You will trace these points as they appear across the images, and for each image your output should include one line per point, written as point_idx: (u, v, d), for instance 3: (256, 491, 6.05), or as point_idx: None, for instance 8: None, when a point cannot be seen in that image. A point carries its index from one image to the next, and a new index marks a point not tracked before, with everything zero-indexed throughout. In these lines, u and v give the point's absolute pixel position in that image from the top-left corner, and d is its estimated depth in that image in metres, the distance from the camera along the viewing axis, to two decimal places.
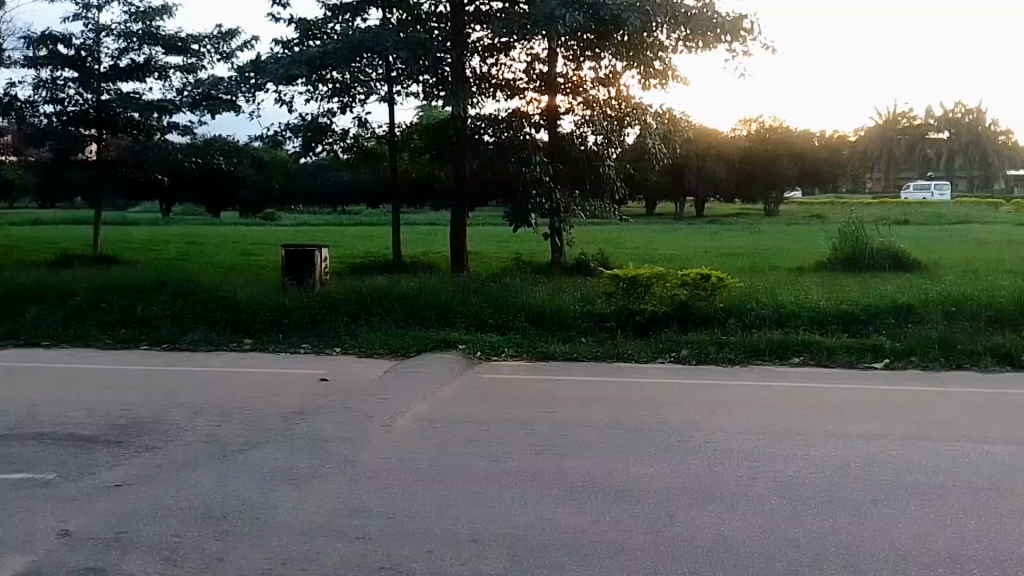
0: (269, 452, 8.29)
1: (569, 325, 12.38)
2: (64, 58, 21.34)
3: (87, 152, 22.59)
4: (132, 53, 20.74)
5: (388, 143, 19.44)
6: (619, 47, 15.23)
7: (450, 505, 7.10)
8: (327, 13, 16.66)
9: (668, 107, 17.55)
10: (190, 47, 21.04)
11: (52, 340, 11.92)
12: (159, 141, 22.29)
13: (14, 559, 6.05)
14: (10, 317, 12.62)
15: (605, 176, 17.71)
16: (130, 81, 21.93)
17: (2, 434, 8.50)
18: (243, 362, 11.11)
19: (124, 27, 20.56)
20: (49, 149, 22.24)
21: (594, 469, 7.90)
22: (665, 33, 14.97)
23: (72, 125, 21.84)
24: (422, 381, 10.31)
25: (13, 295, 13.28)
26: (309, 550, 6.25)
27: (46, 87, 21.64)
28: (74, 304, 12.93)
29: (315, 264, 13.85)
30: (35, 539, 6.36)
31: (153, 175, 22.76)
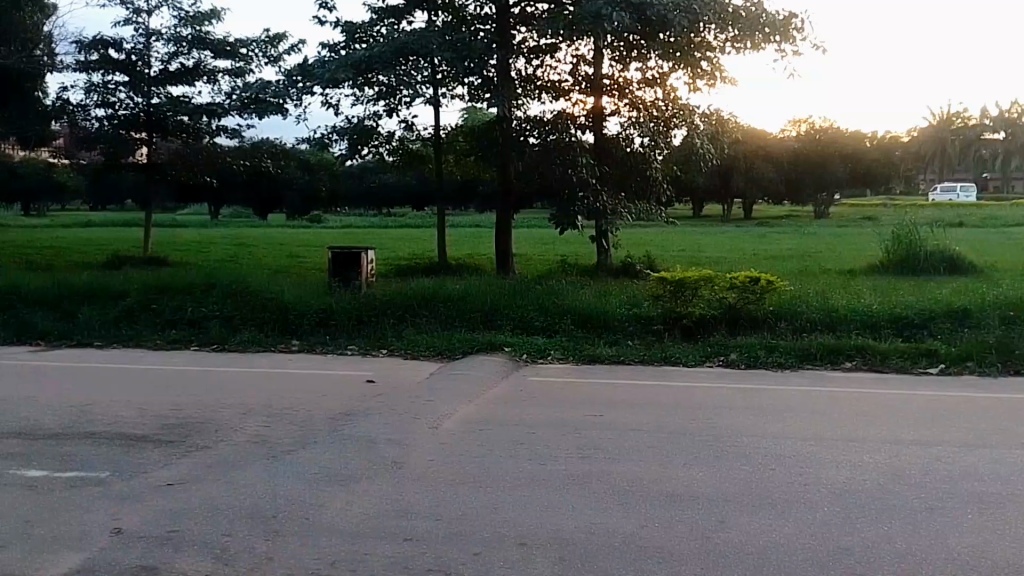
0: (316, 452, 8.30)
1: (616, 327, 12.29)
2: (115, 62, 21.71)
3: (137, 156, 22.90)
4: (182, 57, 21.05)
5: (434, 144, 19.50)
6: (666, 48, 14.91)
7: (498, 507, 7.04)
8: (373, 15, 16.77)
9: (717, 108, 17.37)
10: (239, 51, 21.35)
11: (105, 340, 12.13)
12: (209, 144, 22.67)
13: (68, 556, 6.10)
14: (64, 317, 12.89)
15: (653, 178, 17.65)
16: (180, 84, 22.21)
17: (56, 433, 8.63)
18: (289, 363, 11.18)
19: (175, 32, 20.90)
20: (101, 152, 22.59)
21: (641, 473, 7.79)
22: (713, 32, 14.90)
23: (123, 129, 22.22)
24: (466, 383, 10.26)
25: (68, 295, 13.54)
26: (357, 550, 6.22)
27: (98, 91, 22.06)
28: (126, 304, 13.11)
29: (362, 266, 13.91)
30: (90, 537, 6.41)
31: (202, 178, 23.16)
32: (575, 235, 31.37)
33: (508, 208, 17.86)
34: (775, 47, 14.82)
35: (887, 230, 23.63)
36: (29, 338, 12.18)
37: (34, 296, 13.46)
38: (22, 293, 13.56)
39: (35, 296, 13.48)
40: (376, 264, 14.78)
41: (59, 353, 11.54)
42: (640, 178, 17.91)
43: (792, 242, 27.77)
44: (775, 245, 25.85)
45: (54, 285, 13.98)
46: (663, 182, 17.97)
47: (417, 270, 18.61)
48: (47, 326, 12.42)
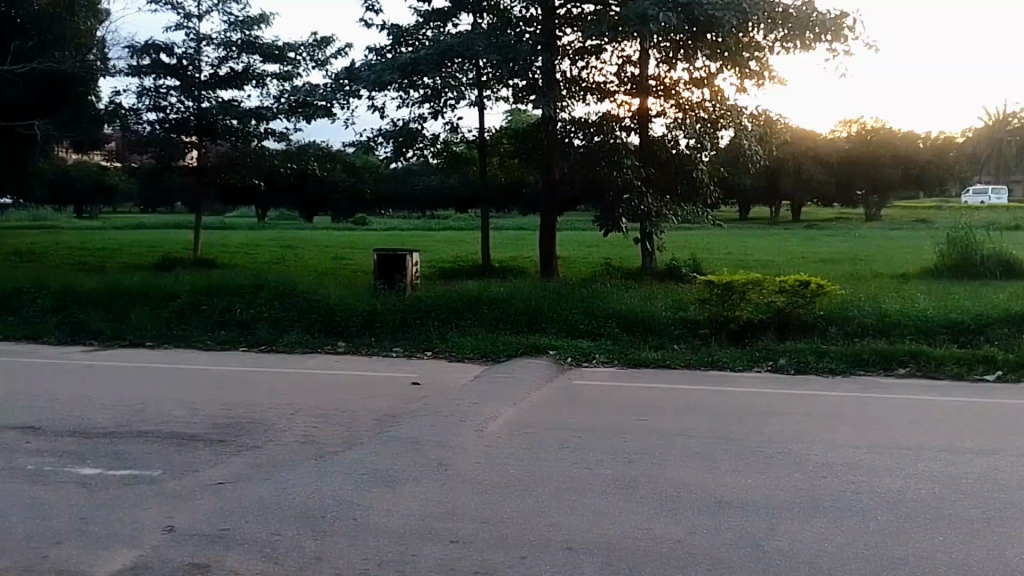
0: (363, 453, 8.33)
1: (662, 332, 12.16)
2: (166, 67, 22.12)
3: (187, 159, 23.41)
4: (231, 62, 21.39)
5: (478, 147, 19.57)
6: (713, 48, 14.85)
7: (544, 511, 6.99)
8: (419, 19, 16.91)
9: (765, 108, 17.13)
10: (287, 55, 21.61)
11: (157, 340, 12.35)
12: (257, 148, 23.00)
13: (122, 552, 6.19)
14: (117, 317, 13.16)
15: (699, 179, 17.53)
16: (229, 88, 22.57)
17: (110, 431, 8.78)
18: (335, 365, 11.25)
19: (225, 37, 21.25)
20: (153, 155, 23.03)
21: (689, 479, 7.67)
22: (762, 33, 14.74)
23: (174, 132, 22.55)
24: (511, 387, 10.23)
25: (120, 295, 13.82)
26: (404, 552, 6.22)
27: (150, 95, 22.49)
28: (177, 305, 13.35)
29: (406, 269, 13.98)
30: (143, 534, 6.50)
31: (250, 180, 23.54)
32: (622, 238, 31.36)
33: (552, 211, 17.80)
34: (826, 47, 14.57)
35: (941, 233, 22.94)
36: (83, 339, 12.44)
37: (88, 297, 13.76)
38: (77, 293, 13.88)
39: (88, 296, 13.78)
40: (420, 266, 14.83)
41: (114, 352, 11.79)
42: (686, 180, 17.73)
43: (839, 245, 27.23)
44: (823, 249, 25.35)
45: (108, 286, 14.28)
46: (709, 184, 17.79)
47: (460, 273, 18.69)
48: (100, 326, 12.68)
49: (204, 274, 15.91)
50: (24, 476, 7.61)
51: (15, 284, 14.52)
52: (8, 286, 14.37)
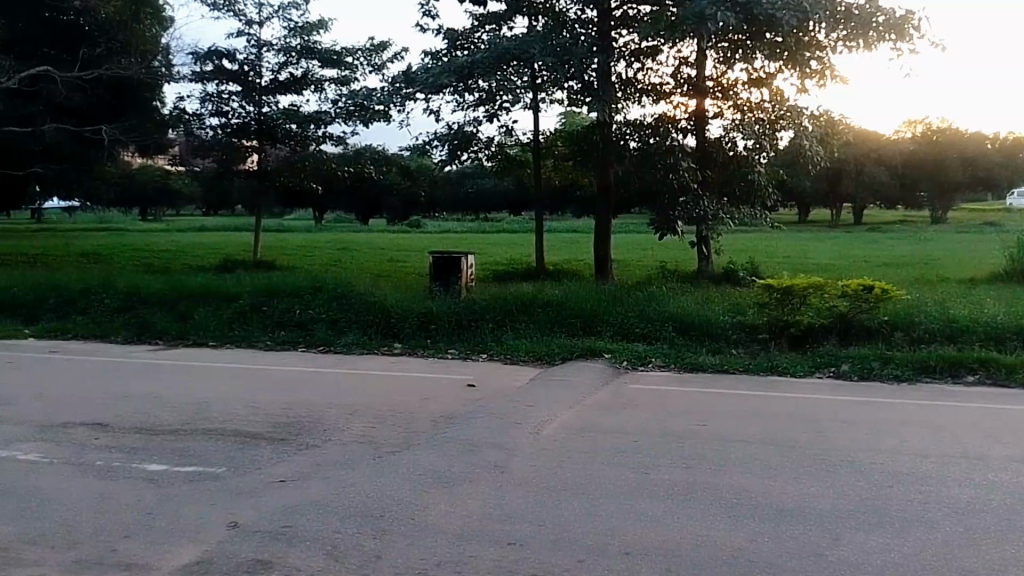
0: (421, 454, 8.38)
1: (720, 336, 11.98)
2: (228, 72, 22.60)
3: (248, 162, 23.89)
4: (291, 67, 21.76)
5: (532, 149, 19.67)
6: (772, 48, 14.64)
7: (600, 514, 6.93)
8: (474, 22, 17.08)
9: (826, 109, 16.79)
10: (344, 60, 21.94)
11: (220, 341, 12.63)
12: (315, 151, 23.30)
13: (189, 547, 6.32)
14: (180, 317, 13.47)
15: (756, 182, 17.27)
16: (288, 93, 22.97)
17: (174, 429, 8.99)
18: (392, 366, 11.36)
19: (285, 43, 21.64)
20: (214, 159, 23.59)
21: (749, 485, 7.54)
22: (824, 32, 14.46)
23: (235, 136, 23.13)
24: (567, 389, 10.20)
25: (184, 296, 14.15)
26: (462, 553, 6.22)
27: (213, 101, 23.03)
28: (239, 305, 13.62)
29: (461, 270, 14.05)
30: (209, 530, 6.63)
31: (308, 183, 23.89)
32: (678, 241, 31.00)
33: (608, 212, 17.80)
34: (890, 47, 14.28)
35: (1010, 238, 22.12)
36: (150, 338, 12.78)
37: (154, 297, 14.13)
38: (142, 294, 14.25)
39: (154, 296, 14.15)
40: (474, 269, 14.86)
41: (178, 352, 12.08)
42: (742, 182, 17.47)
43: (900, 249, 26.48)
44: (883, 253, 24.71)
45: (172, 287, 14.66)
46: (769, 187, 17.54)
47: (515, 275, 18.73)
48: (165, 326, 13.02)
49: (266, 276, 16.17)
50: (95, 471, 7.84)
51: (85, 283, 15.03)
52: (76, 286, 14.82)
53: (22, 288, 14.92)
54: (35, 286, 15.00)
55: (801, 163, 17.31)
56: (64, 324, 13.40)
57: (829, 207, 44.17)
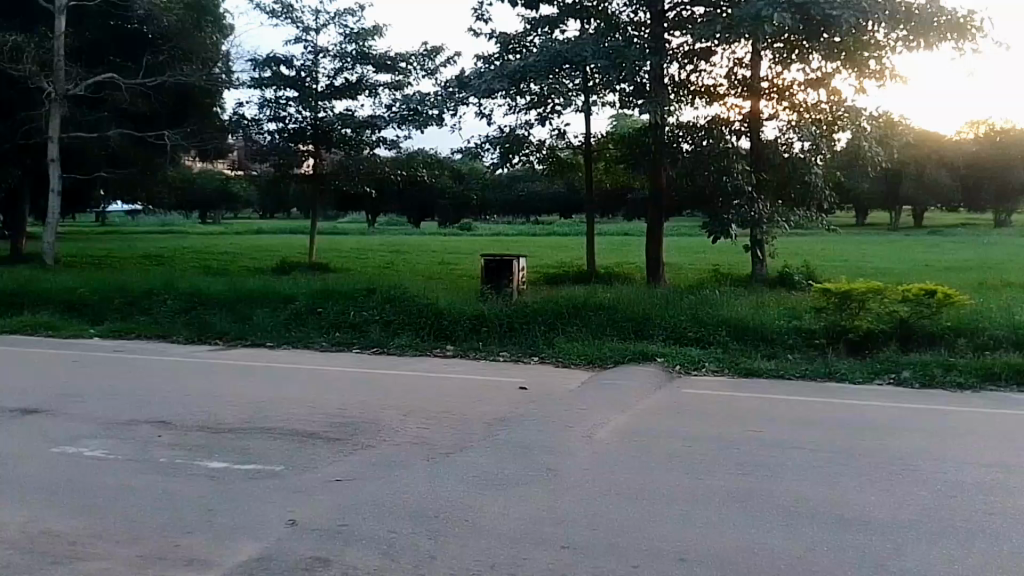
0: (474, 456, 8.43)
1: (775, 341, 11.83)
2: (286, 78, 23.01)
3: (303, 166, 24.14)
4: (346, 73, 22.10)
5: (584, 152, 19.73)
6: (831, 48, 14.44)
7: (654, 520, 6.88)
8: (526, 26, 17.13)
9: (886, 109, 16.47)
10: (398, 65, 22.23)
11: (277, 341, 12.92)
12: (369, 155, 23.59)
13: (248, 544, 6.45)
14: (240, 317, 13.81)
15: (813, 184, 17.06)
16: (344, 98, 23.30)
17: (235, 427, 9.20)
18: (444, 368, 11.49)
19: (340, 48, 21.99)
20: (272, 163, 23.96)
21: (807, 493, 7.41)
22: (884, 32, 14.22)
23: (292, 141, 23.44)
24: (620, 392, 10.18)
25: (242, 296, 14.46)
26: (515, 555, 6.25)
27: (271, 106, 23.45)
28: (296, 307, 13.87)
29: (513, 273, 14.13)
30: (267, 526, 6.77)
31: (362, 188, 24.14)
32: (734, 245, 30.53)
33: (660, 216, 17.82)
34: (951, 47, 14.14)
35: None
36: (210, 338, 13.14)
37: (214, 299, 14.46)
38: (202, 295, 14.63)
39: (214, 298, 14.48)
40: (525, 272, 14.94)
41: (238, 352, 12.41)
42: (799, 184, 17.28)
43: (962, 253, 25.71)
44: (945, 257, 24.06)
45: (230, 288, 15.01)
46: (824, 189, 17.29)
47: (565, 278, 18.83)
48: (225, 326, 13.38)
49: (320, 278, 16.41)
50: (158, 467, 8.07)
51: (148, 284, 15.54)
52: (139, 287, 15.30)
53: (90, 288, 15.52)
54: (101, 286, 15.57)
55: (859, 164, 17.03)
56: (129, 325, 13.84)
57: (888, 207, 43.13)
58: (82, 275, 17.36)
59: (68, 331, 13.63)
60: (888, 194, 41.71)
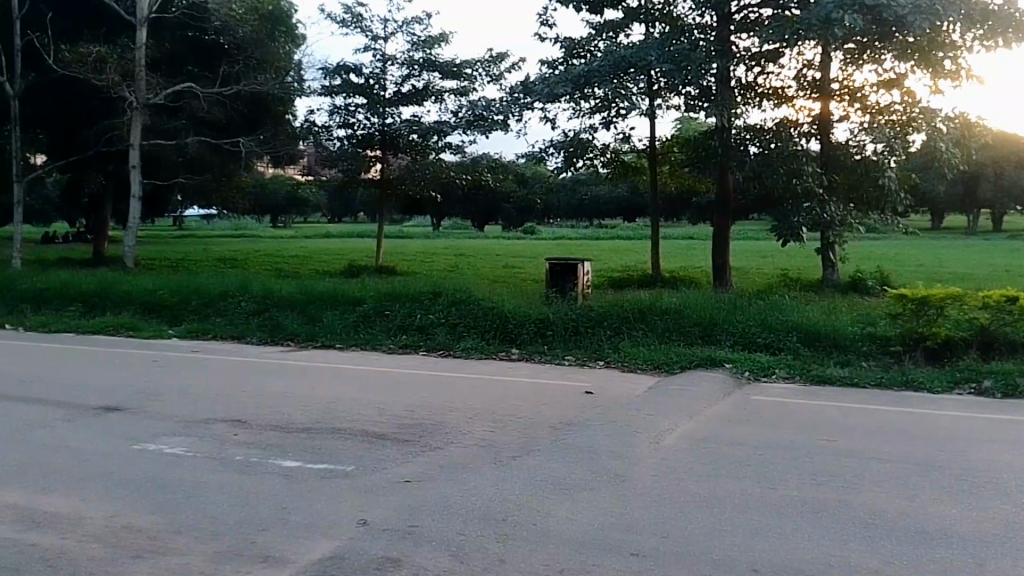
0: (542, 460, 8.42)
1: (847, 348, 11.61)
2: (355, 86, 23.42)
3: (371, 171, 24.43)
4: (413, 80, 22.41)
5: (648, 155, 19.71)
6: (903, 49, 14.20)
7: (728, 528, 6.73)
8: (591, 31, 17.17)
9: (962, 110, 16.10)
10: (463, 71, 22.47)
11: (346, 343, 13.23)
12: (434, 160, 23.90)
13: (321, 542, 6.52)
14: (310, 320, 14.13)
15: (886, 187, 16.76)
16: (410, 104, 23.63)
17: (307, 427, 9.41)
18: (509, 371, 11.58)
19: (408, 56, 22.31)
20: (340, 169, 24.35)
21: (887, 505, 7.18)
22: (959, 32, 14.01)
23: (361, 147, 23.86)
24: (688, 399, 10.09)
25: (312, 297, 14.76)
26: (586, 561, 6.18)
27: (340, 113, 23.93)
28: (364, 309, 14.11)
29: (578, 276, 14.18)
30: (339, 526, 6.84)
31: (426, 192, 24.35)
32: (803, 247, 29.95)
33: (726, 218, 17.87)
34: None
35: None
36: (282, 339, 13.55)
37: (285, 300, 14.81)
38: (274, 296, 15.00)
39: (285, 298, 14.84)
40: (590, 276, 14.94)
41: (309, 353, 12.75)
42: (871, 186, 16.98)
43: None
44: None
45: (301, 290, 15.38)
46: (900, 192, 16.98)
47: (629, 281, 18.86)
48: (296, 328, 13.75)
49: (387, 280, 16.69)
50: (234, 465, 8.27)
51: (223, 286, 16.05)
52: (215, 288, 15.82)
53: (169, 289, 16.12)
54: (179, 287, 16.16)
55: (935, 165, 16.66)
56: (206, 326, 14.33)
57: (967, 211, 41.50)
58: (173, 275, 18.67)
59: (148, 332, 14.16)
60: (963, 196, 40.28)
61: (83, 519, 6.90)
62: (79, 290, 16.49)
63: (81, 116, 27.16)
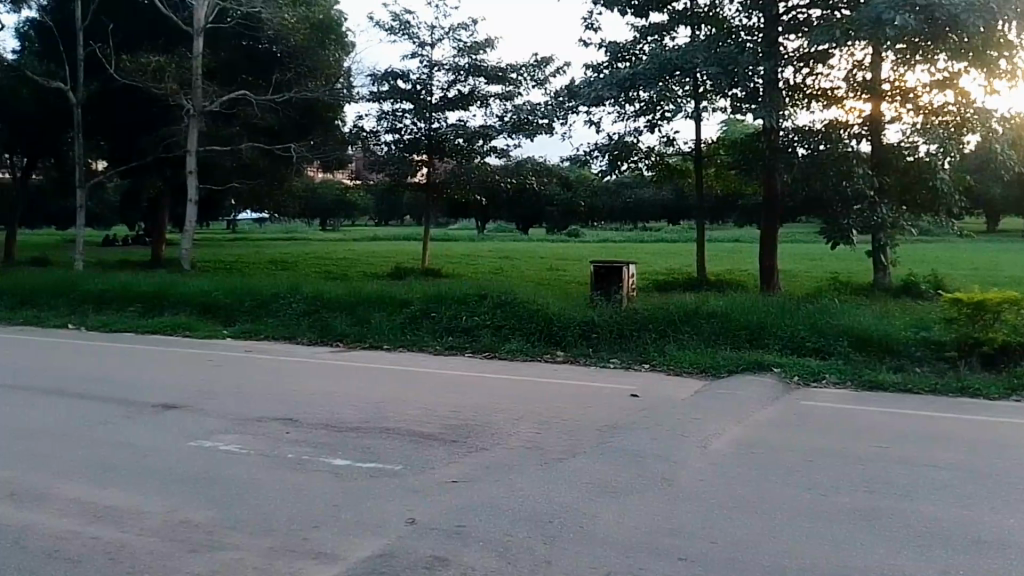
0: (588, 461, 8.46)
1: (899, 353, 11.44)
2: (403, 92, 23.74)
3: (417, 175, 24.75)
4: (459, 85, 22.64)
5: (694, 158, 19.61)
6: (958, 50, 13.91)
7: (776, 535, 6.65)
8: (637, 34, 17.19)
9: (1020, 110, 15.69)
10: (509, 76, 22.64)
11: (394, 344, 13.48)
12: (479, 164, 24.13)
13: (372, 540, 6.66)
14: (359, 321, 14.40)
15: (939, 189, 16.44)
16: (456, 109, 23.87)
17: (357, 426, 9.62)
18: (556, 373, 11.65)
19: (454, 62, 22.54)
20: (387, 174, 24.73)
21: (942, 514, 7.03)
22: (1016, 32, 13.67)
23: (408, 152, 24.15)
24: (736, 403, 10.03)
25: (360, 299, 15.02)
26: (635, 564, 6.18)
27: (388, 118, 24.28)
28: (411, 311, 14.31)
29: (623, 278, 14.18)
30: (389, 524, 6.97)
31: (471, 195, 24.66)
32: (855, 250, 29.35)
33: (774, 221, 17.75)
34: None
35: None
36: (332, 340, 13.87)
37: (334, 302, 15.12)
38: (324, 298, 15.32)
39: (334, 300, 15.16)
40: (636, 279, 14.94)
41: (359, 354, 13.02)
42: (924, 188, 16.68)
43: None
44: None
45: (350, 291, 15.66)
46: (954, 194, 16.61)
47: (675, 284, 18.78)
48: (346, 329, 14.05)
49: (433, 282, 16.91)
50: (287, 463, 8.50)
51: (275, 287, 16.44)
52: (267, 290, 16.21)
53: (223, 290, 16.54)
54: (233, 289, 16.59)
55: (992, 167, 16.25)
56: (260, 327, 14.73)
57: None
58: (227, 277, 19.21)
59: (203, 332, 14.59)
60: (1021, 199, 39.03)
61: (143, 514, 7.15)
62: (137, 291, 17.06)
63: (137, 123, 28.10)
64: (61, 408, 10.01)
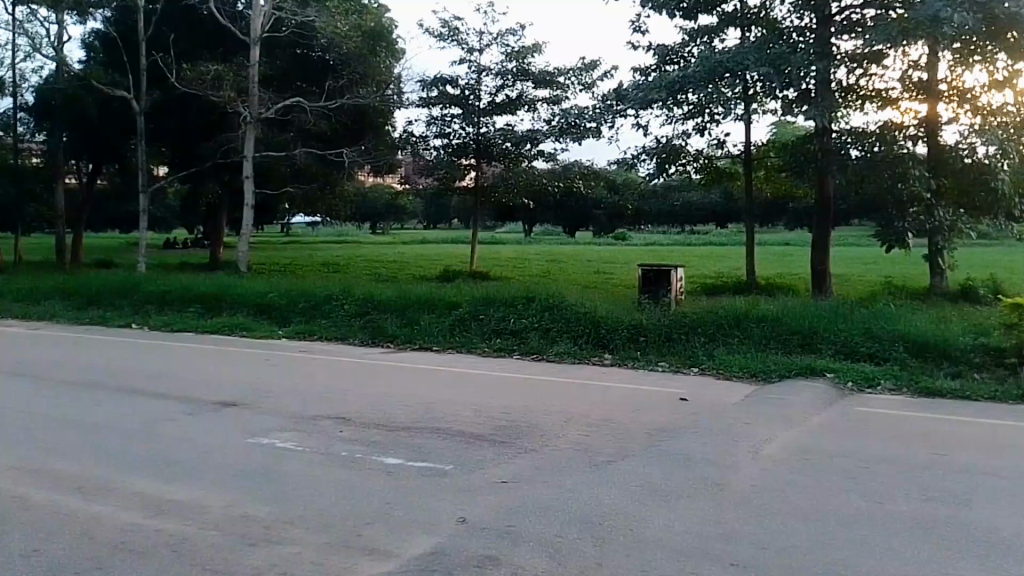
0: (638, 464, 8.48)
1: (957, 359, 11.18)
2: (451, 97, 24.00)
3: (466, 179, 24.95)
4: (506, 89, 22.81)
5: (743, 161, 19.41)
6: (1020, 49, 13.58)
7: (829, 542, 6.60)
8: (685, 37, 17.12)
9: None
10: (556, 80, 22.73)
11: (443, 346, 13.68)
12: (525, 167, 24.28)
13: (423, 538, 6.79)
14: (409, 322, 14.62)
15: (999, 191, 15.99)
16: (504, 114, 24.04)
17: (409, 426, 9.81)
18: (604, 376, 11.69)
19: (501, 66, 22.70)
20: (435, 178, 24.98)
21: (1003, 524, 6.86)
22: None
23: (456, 156, 24.39)
24: (788, 408, 9.93)
25: (410, 301, 15.25)
26: (683, 567, 6.21)
27: (437, 124, 24.54)
28: (460, 313, 14.48)
29: (671, 282, 14.14)
30: (440, 523, 7.11)
31: (518, 199, 24.75)
32: (911, 253, 28.63)
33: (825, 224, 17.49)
34: None
35: None
36: (383, 342, 14.14)
37: (385, 303, 15.38)
38: (376, 300, 15.57)
39: (385, 302, 15.43)
40: (684, 283, 14.88)
41: (409, 355, 13.24)
42: (982, 190, 16.23)
43: None
44: None
45: (400, 293, 15.91)
46: (1015, 196, 16.12)
47: (724, 288, 18.64)
48: (396, 331, 14.30)
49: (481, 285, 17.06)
50: (341, 461, 8.71)
51: (328, 289, 16.79)
52: (320, 291, 16.55)
53: (278, 292, 16.94)
54: (287, 291, 16.97)
55: None
56: (313, 328, 15.08)
57: None
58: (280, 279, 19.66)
59: (259, 332, 15.04)
60: None
61: (203, 508, 7.43)
62: (196, 292, 17.60)
63: (191, 129, 28.96)
64: (127, 404, 10.44)
